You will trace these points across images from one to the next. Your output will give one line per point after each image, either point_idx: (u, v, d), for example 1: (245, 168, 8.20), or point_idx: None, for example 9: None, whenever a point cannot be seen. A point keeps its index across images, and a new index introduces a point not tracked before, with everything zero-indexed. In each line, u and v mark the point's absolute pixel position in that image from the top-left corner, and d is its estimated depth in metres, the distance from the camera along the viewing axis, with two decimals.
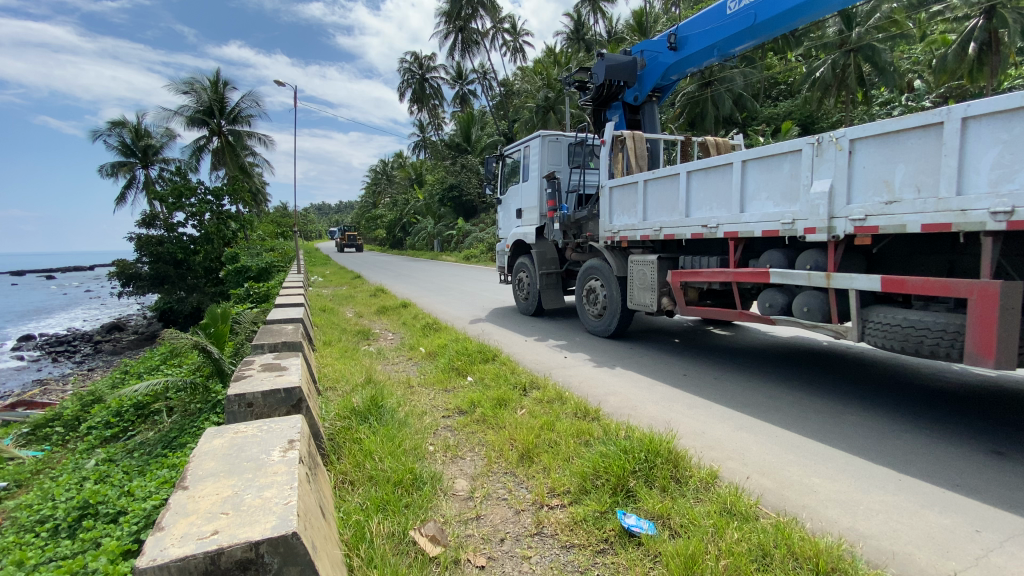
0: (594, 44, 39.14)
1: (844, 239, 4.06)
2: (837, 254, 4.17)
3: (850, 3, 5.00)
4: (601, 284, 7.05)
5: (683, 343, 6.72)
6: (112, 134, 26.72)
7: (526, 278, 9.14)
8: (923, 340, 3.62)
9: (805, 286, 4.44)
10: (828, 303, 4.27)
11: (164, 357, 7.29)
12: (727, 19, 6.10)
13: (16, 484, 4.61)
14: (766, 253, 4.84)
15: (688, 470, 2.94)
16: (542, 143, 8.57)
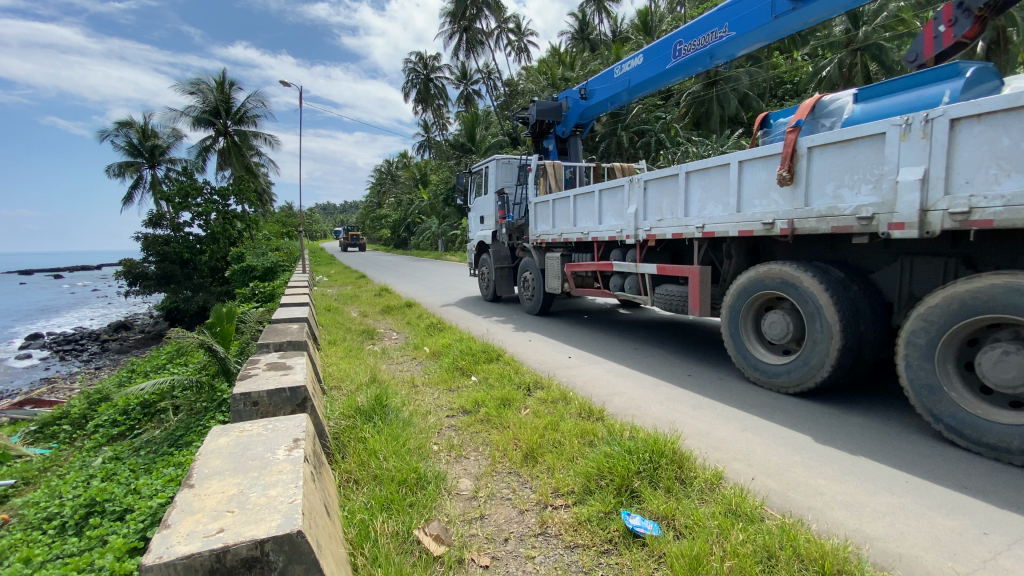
0: (599, 44, 39.13)
1: (643, 240, 6.37)
2: (642, 252, 6.49)
3: (684, 78, 6.93)
4: (531, 274, 9.08)
5: (591, 317, 8.74)
6: (119, 134, 26.90)
7: (485, 272, 10.69)
8: (676, 303, 5.85)
9: (630, 271, 6.75)
10: (639, 281, 6.59)
11: (170, 356, 7.33)
12: (615, 80, 8.02)
13: (24, 481, 4.65)
14: (612, 251, 7.14)
15: (693, 471, 2.94)
16: (497, 165, 9.92)
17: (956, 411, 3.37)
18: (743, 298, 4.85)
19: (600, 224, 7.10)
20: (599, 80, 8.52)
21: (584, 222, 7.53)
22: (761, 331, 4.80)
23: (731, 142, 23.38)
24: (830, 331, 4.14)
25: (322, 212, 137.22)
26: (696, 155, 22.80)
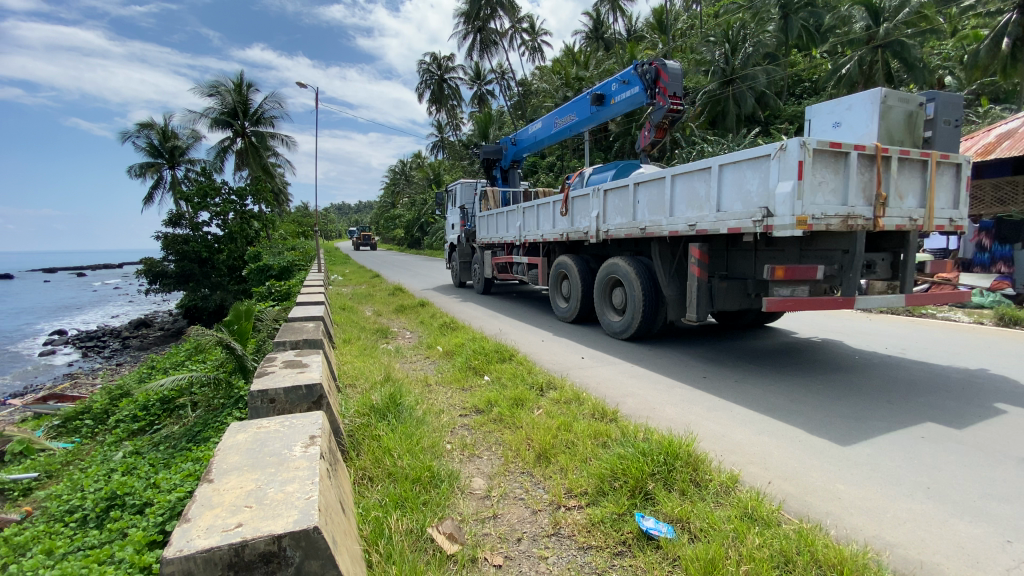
0: (613, 43, 38.94)
1: (524, 243, 9.95)
2: (525, 249, 10.05)
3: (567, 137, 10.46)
4: (476, 265, 12.50)
5: (517, 296, 12.10)
6: (141, 136, 27.49)
7: (453, 266, 14.12)
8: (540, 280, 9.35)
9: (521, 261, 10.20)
10: (524, 267, 10.10)
11: (189, 353, 7.48)
12: (532, 134, 11.60)
13: (47, 474, 4.78)
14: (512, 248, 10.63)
15: (708, 474, 2.91)
16: (461, 187, 13.51)
17: (610, 323, 7.06)
18: (553, 274, 8.64)
19: (502, 232, 10.77)
20: (524, 132, 12.10)
21: (500, 231, 10.96)
22: (561, 291, 8.54)
23: (746, 142, 23.11)
24: (577, 292, 7.91)
25: (337, 211, 138.72)
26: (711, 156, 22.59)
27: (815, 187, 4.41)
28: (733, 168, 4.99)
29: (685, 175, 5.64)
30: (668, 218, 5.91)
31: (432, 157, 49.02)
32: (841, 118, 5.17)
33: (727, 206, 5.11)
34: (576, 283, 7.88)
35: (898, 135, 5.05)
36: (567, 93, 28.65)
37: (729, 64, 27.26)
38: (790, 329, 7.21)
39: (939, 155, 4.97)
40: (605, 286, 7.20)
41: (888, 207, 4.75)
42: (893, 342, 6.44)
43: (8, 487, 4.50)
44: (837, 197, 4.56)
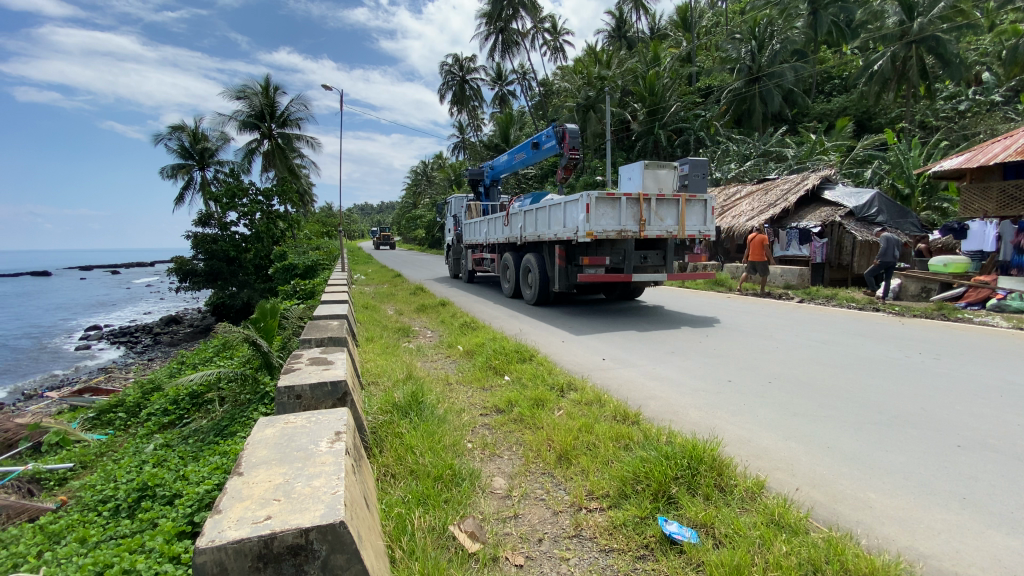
0: (636, 42, 38.65)
1: (486, 244, 13.29)
2: (488, 248, 13.38)
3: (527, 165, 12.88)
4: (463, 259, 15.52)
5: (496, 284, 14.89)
6: (173, 138, 28.34)
7: (449, 260, 17.18)
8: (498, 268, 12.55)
9: (489, 255, 13.30)
10: (490, 259, 13.25)
11: (217, 350, 7.67)
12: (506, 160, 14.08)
13: (82, 464, 4.97)
14: (483, 246, 13.75)
15: (733, 479, 2.85)
16: (455, 200, 16.50)
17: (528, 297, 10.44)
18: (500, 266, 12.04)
19: (475, 236, 14.00)
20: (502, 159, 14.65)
21: (473, 234, 14.22)
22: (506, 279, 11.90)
23: (773, 140, 22.70)
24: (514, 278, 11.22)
25: (359, 212, 140.83)
26: (735, 155, 22.29)
27: (599, 217, 8.17)
28: (567, 205, 8.71)
29: (551, 207, 9.33)
30: (548, 227, 9.46)
31: (453, 157, 49.42)
32: (631, 175, 8.90)
33: (565, 225, 8.83)
34: (512, 272, 11.26)
35: (661, 184, 8.87)
36: (589, 92, 28.49)
37: (756, 61, 26.77)
38: (815, 331, 7.08)
39: (687, 195, 8.60)
40: (526, 273, 10.59)
41: (649, 226, 8.43)
42: (924, 345, 6.24)
43: (46, 477, 4.71)
44: (615, 220, 8.30)
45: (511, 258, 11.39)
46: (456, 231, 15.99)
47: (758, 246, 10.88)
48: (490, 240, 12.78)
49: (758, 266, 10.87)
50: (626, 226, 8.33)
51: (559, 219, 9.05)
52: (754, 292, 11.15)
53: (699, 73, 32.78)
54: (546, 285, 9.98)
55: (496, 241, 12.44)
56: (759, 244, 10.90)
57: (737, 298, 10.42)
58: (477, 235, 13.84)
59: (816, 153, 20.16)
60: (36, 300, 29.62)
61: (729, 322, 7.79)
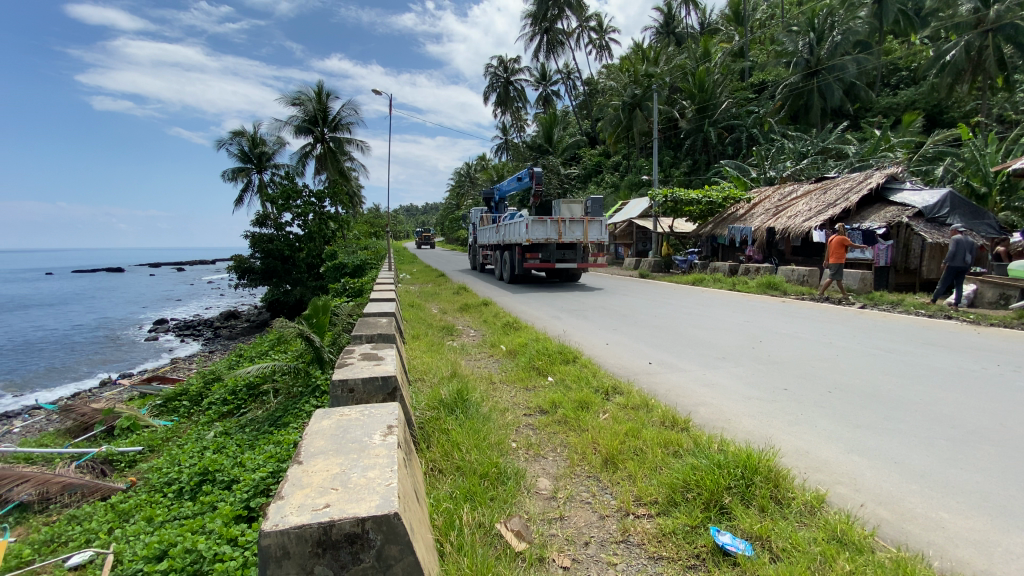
0: (685, 38, 37.73)
1: (485, 244, 18.09)
2: (487, 246, 18.18)
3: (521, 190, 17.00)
4: (475, 253, 20.20)
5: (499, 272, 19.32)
6: (233, 143, 29.88)
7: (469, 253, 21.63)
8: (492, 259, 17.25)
9: (487, 251, 18.01)
10: (488, 253, 18.00)
11: (272, 344, 8.02)
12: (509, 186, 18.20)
13: (150, 448, 5.33)
14: (485, 244, 18.46)
15: (791, 491, 2.71)
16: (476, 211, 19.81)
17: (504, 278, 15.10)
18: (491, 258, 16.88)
19: (481, 237, 18.90)
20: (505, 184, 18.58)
21: (479, 236, 19.03)
22: (495, 266, 16.61)
23: (832, 136, 21.62)
24: (499, 265, 15.93)
25: (403, 213, 144.29)
26: (792, 152, 21.30)
27: (532, 230, 13.12)
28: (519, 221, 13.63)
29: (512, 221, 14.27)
30: (511, 235, 14.41)
31: (496, 158, 49.77)
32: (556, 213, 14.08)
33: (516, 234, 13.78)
34: (498, 261, 16.00)
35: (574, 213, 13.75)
36: (635, 90, 27.97)
37: (814, 54, 25.45)
38: (879, 338, 6.66)
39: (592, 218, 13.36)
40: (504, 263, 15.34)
41: (566, 236, 13.27)
42: (1001, 356, 5.74)
43: (118, 458, 5.08)
44: (544, 232, 13.18)
45: (495, 252, 16.32)
46: (472, 234, 20.61)
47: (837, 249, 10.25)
48: (488, 240, 17.67)
49: (838, 269, 10.22)
50: (551, 236, 13.22)
51: (515, 231, 14.00)
52: (810, 296, 10.65)
53: (753, 68, 31.66)
54: (513, 271, 14.76)
55: (490, 242, 17.38)
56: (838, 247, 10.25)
57: (790, 303, 10.01)
58: (480, 237, 18.61)
59: (880, 149, 19.07)
60: (112, 294, 32.08)
61: (783, 326, 7.48)
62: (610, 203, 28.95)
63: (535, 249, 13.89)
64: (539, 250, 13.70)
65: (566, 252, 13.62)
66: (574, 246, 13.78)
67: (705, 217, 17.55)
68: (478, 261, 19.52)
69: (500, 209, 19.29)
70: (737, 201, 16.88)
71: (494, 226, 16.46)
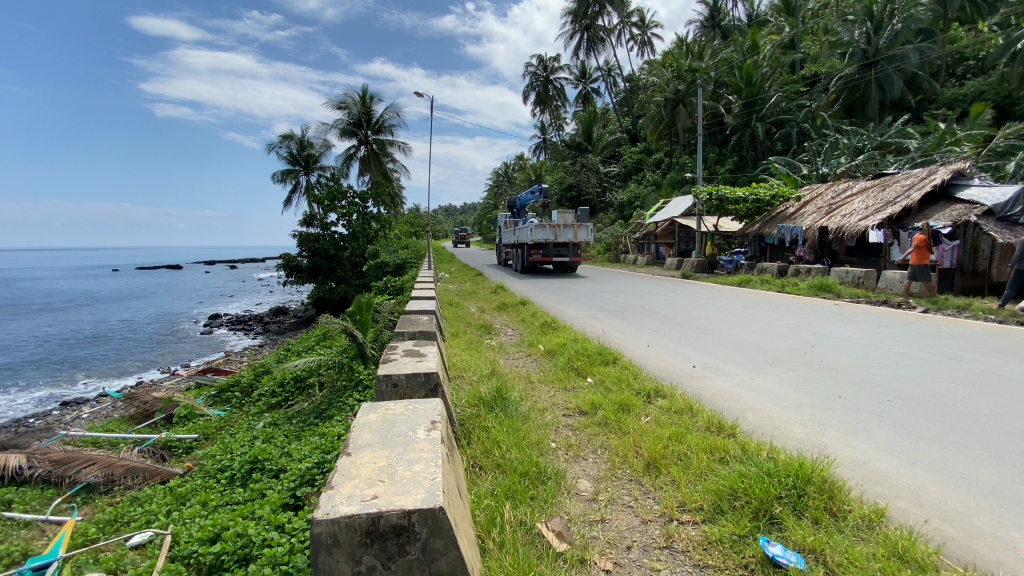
0: (732, 30, 36.55)
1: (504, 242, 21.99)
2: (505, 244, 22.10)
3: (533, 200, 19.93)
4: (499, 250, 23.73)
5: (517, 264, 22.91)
6: (283, 146, 31.09)
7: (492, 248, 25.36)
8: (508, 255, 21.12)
9: (505, 249, 21.92)
10: (505, 251, 21.92)
11: (317, 339, 8.32)
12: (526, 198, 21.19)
13: (205, 436, 5.62)
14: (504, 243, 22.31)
15: (847, 503, 2.57)
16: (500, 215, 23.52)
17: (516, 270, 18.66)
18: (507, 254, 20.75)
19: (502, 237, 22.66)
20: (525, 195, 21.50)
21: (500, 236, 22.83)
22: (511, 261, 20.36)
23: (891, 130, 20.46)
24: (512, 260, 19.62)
25: (443, 212, 146.53)
26: (846, 148, 20.33)
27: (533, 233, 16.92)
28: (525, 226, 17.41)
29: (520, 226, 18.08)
30: (520, 237, 18.22)
31: (535, 157, 49.79)
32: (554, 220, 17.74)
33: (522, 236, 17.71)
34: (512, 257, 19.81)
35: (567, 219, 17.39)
36: (678, 86, 27.30)
37: (872, 44, 24.08)
38: (944, 345, 6.24)
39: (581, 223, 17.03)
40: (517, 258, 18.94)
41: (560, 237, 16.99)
42: None
43: (176, 445, 5.40)
44: (543, 234, 16.94)
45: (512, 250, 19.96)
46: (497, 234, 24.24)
47: (922, 249, 9.70)
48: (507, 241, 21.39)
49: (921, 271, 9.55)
50: (549, 237, 16.95)
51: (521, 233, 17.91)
52: (865, 299, 10.13)
53: (804, 60, 30.36)
54: (522, 264, 18.45)
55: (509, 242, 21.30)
56: (924, 247, 9.69)
57: (842, 305, 9.56)
58: (503, 237, 21.63)
59: (944, 144, 17.95)
60: (173, 289, 34.26)
61: (836, 330, 7.14)
62: (650, 202, 28.47)
63: (536, 248, 17.67)
64: (540, 248, 17.45)
65: (562, 249, 17.53)
66: (568, 246, 17.41)
67: (752, 215, 16.97)
68: (500, 257, 23.12)
69: (522, 215, 22.21)
70: (786, 199, 16.29)
71: (510, 228, 20.72)
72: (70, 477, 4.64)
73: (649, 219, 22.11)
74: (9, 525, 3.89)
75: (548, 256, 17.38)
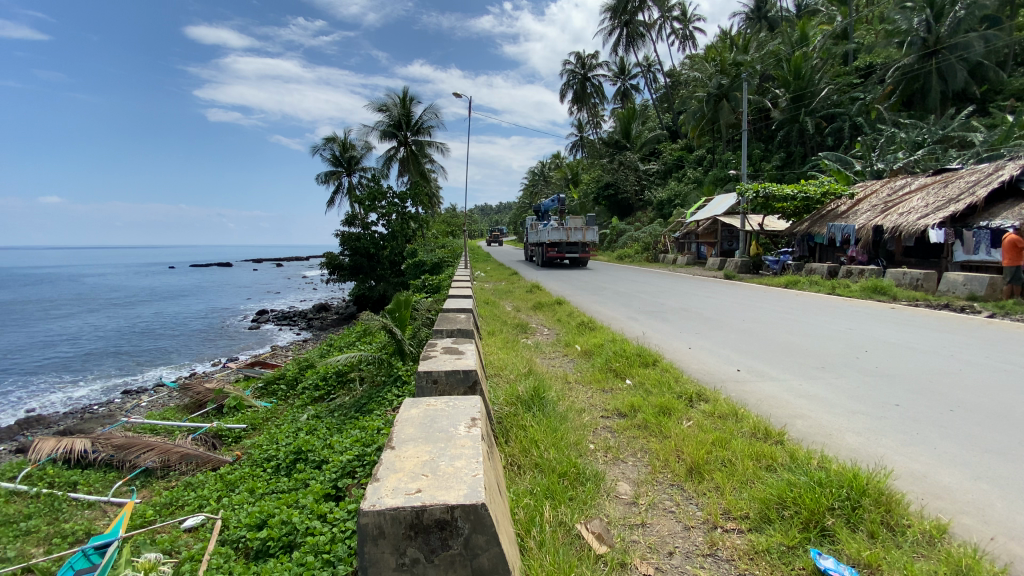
0: (779, 21, 35.22)
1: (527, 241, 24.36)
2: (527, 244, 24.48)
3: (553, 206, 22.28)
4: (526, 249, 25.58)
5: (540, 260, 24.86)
6: (327, 149, 32.12)
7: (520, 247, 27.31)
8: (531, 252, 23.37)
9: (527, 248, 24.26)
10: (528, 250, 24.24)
11: (358, 335, 8.54)
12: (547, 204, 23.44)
13: (253, 426, 5.87)
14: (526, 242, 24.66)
15: (907, 518, 2.42)
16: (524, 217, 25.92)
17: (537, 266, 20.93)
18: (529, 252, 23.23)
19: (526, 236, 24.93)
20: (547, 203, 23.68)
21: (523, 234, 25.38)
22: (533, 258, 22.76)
23: (955, 122, 19.21)
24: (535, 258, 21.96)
25: (479, 211, 147.94)
26: (903, 142, 19.19)
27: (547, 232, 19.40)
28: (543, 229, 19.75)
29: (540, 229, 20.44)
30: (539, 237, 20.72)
31: (572, 156, 49.57)
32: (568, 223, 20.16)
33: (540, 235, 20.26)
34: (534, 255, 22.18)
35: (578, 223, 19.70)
36: (721, 81, 26.52)
37: (933, 32, 22.61)
38: (1013, 351, 5.81)
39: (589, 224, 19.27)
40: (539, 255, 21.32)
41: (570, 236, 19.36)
42: None
43: (226, 434, 5.67)
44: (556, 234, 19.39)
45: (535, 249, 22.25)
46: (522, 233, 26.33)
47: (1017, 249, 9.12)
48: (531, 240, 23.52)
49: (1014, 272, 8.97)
50: (561, 237, 19.37)
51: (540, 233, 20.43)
52: (925, 303, 9.54)
53: (858, 50, 28.96)
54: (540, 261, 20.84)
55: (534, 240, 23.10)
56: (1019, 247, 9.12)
57: (898, 308, 9.04)
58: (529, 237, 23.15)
59: (1015, 136, 16.71)
60: (225, 285, 36.15)
61: (892, 335, 6.75)
62: (690, 201, 27.86)
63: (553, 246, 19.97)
64: (555, 246, 19.87)
65: (575, 248, 19.77)
66: (579, 245, 19.72)
67: (801, 213, 16.22)
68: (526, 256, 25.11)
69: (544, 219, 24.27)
70: (838, 196, 15.42)
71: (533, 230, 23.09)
72: (130, 461, 4.95)
73: (690, 218, 21.58)
74: (74, 505, 4.18)
75: (561, 252, 20.08)
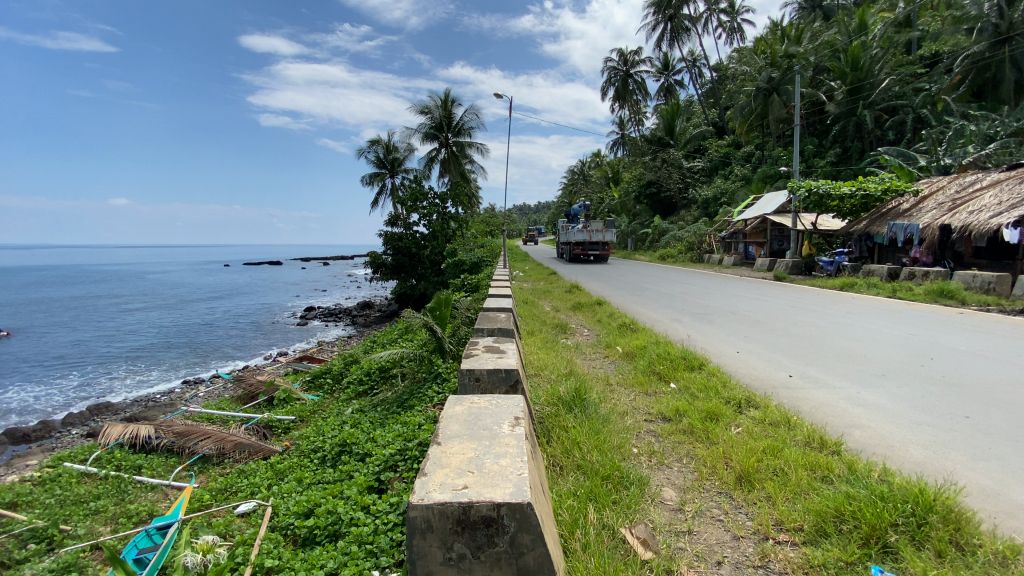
0: (835, 10, 33.51)
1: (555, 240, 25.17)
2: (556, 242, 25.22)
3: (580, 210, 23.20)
4: None
5: None
6: (371, 151, 33.03)
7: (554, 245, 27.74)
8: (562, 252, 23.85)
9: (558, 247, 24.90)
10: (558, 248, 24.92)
11: (400, 332, 8.73)
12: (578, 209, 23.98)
13: (302, 418, 6.11)
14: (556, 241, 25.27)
15: (978, 538, 2.25)
16: None
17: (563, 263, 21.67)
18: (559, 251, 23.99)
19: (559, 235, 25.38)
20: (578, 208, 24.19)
21: None
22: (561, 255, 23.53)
23: None
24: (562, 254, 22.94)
25: (517, 211, 148.25)
26: (974, 135, 17.85)
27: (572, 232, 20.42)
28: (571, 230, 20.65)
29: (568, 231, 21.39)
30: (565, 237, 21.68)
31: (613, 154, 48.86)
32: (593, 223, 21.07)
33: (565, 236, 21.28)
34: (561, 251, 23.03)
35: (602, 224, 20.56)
36: (771, 74, 25.50)
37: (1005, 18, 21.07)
38: None
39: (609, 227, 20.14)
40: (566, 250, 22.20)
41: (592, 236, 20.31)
42: None
43: (276, 425, 5.93)
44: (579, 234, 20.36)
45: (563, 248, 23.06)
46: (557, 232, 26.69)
47: None
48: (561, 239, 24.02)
49: None
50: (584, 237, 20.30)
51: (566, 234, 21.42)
52: (997, 308, 8.84)
53: (923, 38, 27.21)
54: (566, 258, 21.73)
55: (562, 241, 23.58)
56: None
57: (967, 313, 8.41)
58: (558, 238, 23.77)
59: None
60: (276, 283, 37.76)
61: (962, 342, 6.27)
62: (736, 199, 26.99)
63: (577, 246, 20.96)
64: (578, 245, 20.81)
65: (596, 246, 20.64)
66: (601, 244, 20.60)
67: (858, 212, 15.38)
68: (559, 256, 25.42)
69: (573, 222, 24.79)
70: (900, 193, 14.45)
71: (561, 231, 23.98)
72: (189, 448, 5.26)
73: (736, 217, 20.87)
74: (139, 488, 4.49)
75: (585, 250, 20.77)
